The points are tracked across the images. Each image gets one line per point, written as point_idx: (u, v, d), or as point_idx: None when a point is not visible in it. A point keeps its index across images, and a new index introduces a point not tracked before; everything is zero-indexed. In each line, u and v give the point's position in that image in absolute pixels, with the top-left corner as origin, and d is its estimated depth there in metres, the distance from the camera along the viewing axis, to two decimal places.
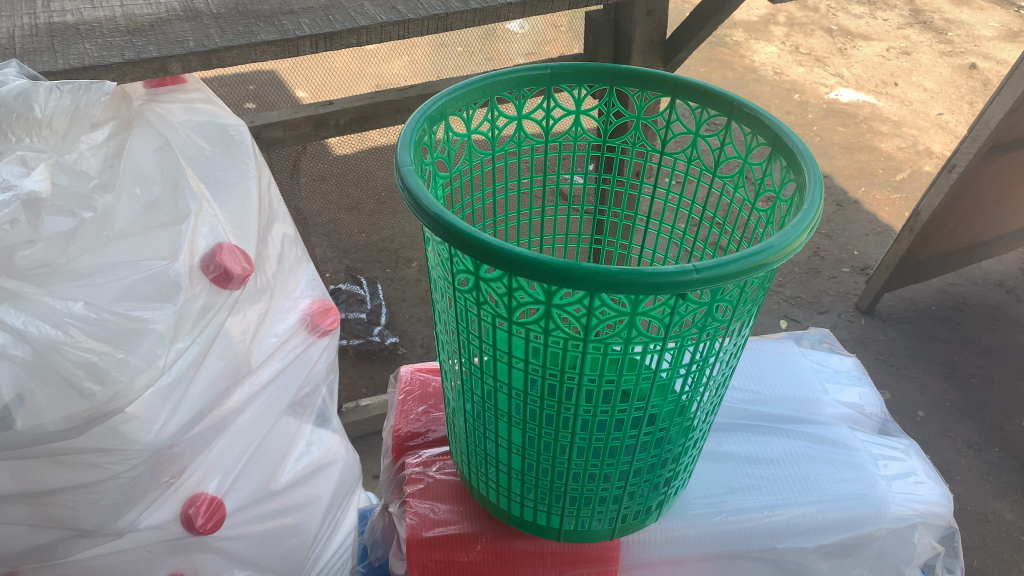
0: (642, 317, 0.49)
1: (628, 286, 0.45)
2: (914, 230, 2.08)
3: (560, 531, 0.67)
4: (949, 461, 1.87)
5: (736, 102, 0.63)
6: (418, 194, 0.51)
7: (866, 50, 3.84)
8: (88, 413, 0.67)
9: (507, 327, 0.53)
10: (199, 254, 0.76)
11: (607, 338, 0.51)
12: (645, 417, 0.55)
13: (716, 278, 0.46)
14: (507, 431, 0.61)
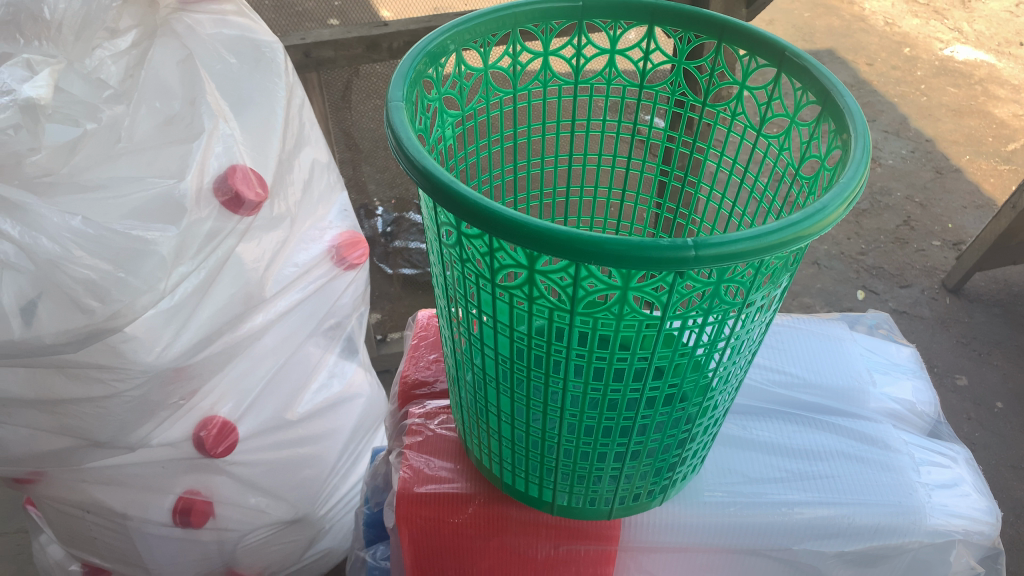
0: (635, 292, 0.43)
1: (615, 260, 0.39)
2: (1017, 207, 1.92)
3: (554, 505, 0.63)
4: (1023, 457, 1.73)
5: (788, 51, 0.57)
6: (404, 138, 0.46)
7: (993, 4, 3.51)
8: (87, 328, 0.65)
9: (490, 290, 0.48)
10: (210, 174, 0.72)
11: (597, 312, 0.45)
12: (639, 403, 0.49)
13: (722, 258, 0.39)
14: (496, 399, 0.56)
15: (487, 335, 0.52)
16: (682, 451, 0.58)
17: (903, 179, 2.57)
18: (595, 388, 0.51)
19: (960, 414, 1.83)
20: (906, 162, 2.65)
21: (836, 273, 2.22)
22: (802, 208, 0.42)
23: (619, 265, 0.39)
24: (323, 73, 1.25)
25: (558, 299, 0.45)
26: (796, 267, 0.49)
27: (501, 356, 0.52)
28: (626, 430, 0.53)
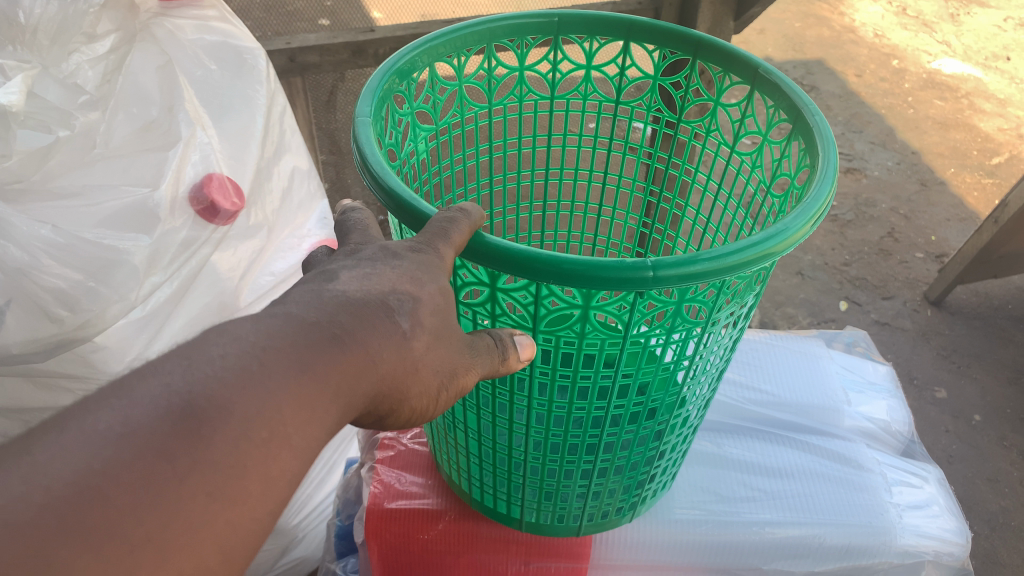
0: (596, 311, 0.44)
1: (576, 281, 0.39)
2: (998, 222, 1.94)
3: (523, 521, 0.63)
4: (998, 471, 1.74)
5: (760, 70, 0.57)
6: (367, 155, 0.47)
7: (982, 18, 3.54)
8: (57, 338, 0.65)
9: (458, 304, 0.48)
10: (187, 183, 0.74)
11: (560, 329, 0.45)
12: (602, 423, 0.49)
13: (683, 278, 0.39)
14: (463, 416, 0.56)
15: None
16: (649, 470, 0.58)
17: (888, 192, 2.59)
18: (560, 406, 0.51)
19: (938, 426, 1.84)
20: (892, 173, 2.67)
21: (820, 284, 2.23)
22: (766, 228, 0.42)
23: (577, 284, 0.39)
24: (307, 78, 1.24)
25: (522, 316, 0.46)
26: (762, 284, 0.49)
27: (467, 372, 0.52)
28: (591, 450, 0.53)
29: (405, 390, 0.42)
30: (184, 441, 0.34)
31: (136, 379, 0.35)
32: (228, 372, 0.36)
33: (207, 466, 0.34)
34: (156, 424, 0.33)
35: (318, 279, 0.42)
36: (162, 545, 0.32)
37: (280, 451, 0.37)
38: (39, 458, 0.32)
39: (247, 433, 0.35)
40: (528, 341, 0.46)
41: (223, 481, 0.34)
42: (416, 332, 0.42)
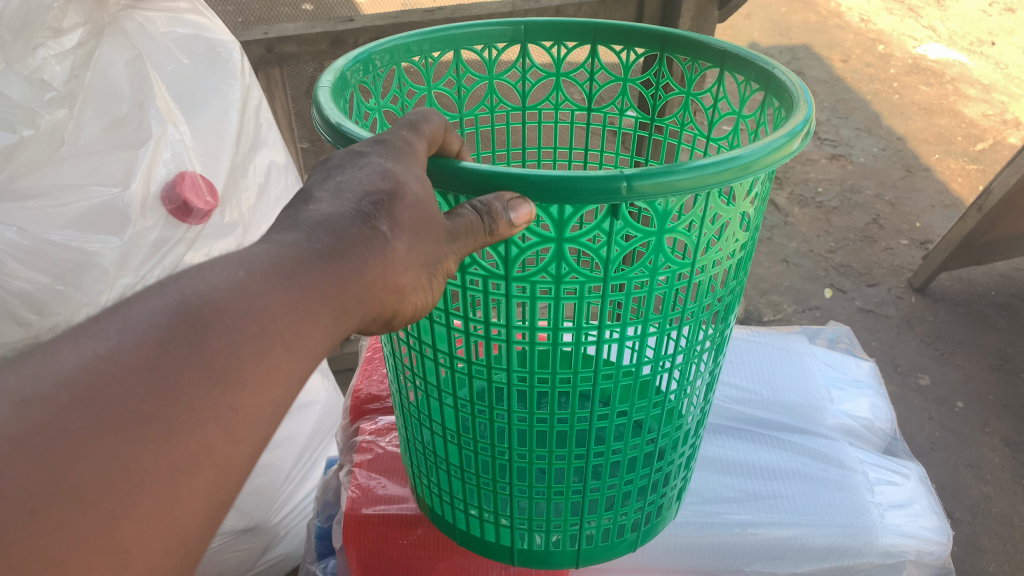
0: (571, 244, 0.42)
1: (552, 193, 0.38)
2: (982, 209, 1.94)
3: (516, 546, 0.58)
4: (981, 457, 1.74)
5: (727, 52, 0.59)
6: (327, 113, 0.46)
7: (968, 3, 3.53)
8: (25, 343, 0.63)
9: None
10: (158, 181, 0.72)
11: (532, 276, 0.43)
12: (591, 394, 0.46)
13: (662, 187, 0.38)
14: (439, 411, 0.53)
15: (424, 331, 0.50)
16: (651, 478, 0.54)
17: (873, 178, 2.60)
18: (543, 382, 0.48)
19: (921, 414, 1.84)
20: (877, 160, 2.67)
21: (805, 271, 2.24)
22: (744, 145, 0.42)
23: (553, 198, 0.38)
24: (287, 68, 1.22)
25: (492, 268, 0.45)
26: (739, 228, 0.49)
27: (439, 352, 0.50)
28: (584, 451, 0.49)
29: (399, 288, 0.40)
30: (180, 334, 0.33)
31: (136, 297, 0.34)
32: (216, 277, 0.35)
33: (197, 358, 0.33)
34: (156, 330, 0.33)
35: (292, 205, 0.41)
36: (128, 478, 0.31)
37: (271, 352, 0.35)
38: (46, 354, 0.32)
39: (249, 339, 0.35)
40: (520, 200, 0.39)
41: (220, 377, 0.34)
42: (397, 232, 0.40)
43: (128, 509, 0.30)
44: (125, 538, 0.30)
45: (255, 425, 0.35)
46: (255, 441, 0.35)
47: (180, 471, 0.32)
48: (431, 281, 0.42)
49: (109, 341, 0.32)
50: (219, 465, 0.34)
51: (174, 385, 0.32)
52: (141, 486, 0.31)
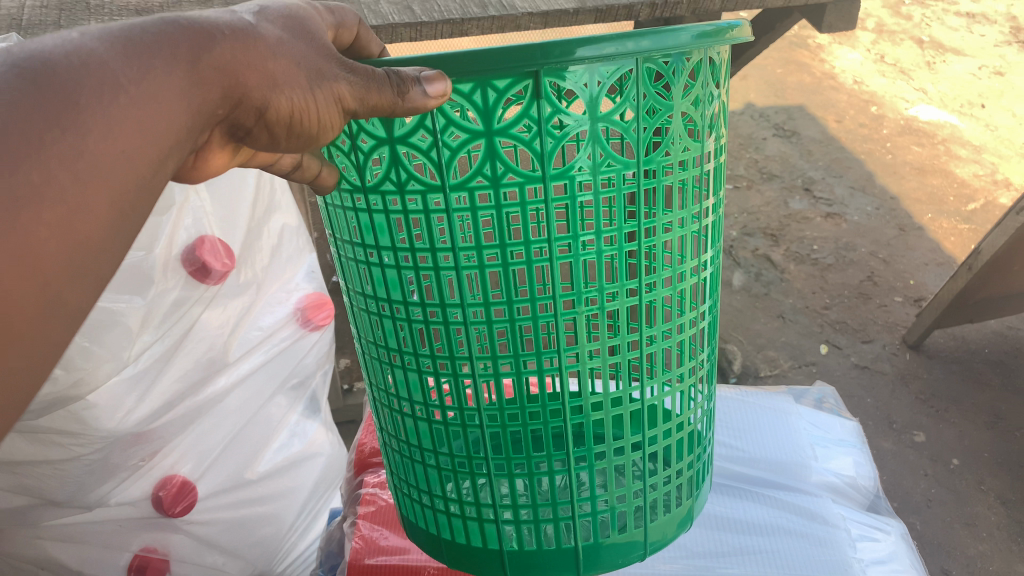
0: (500, 136, 0.41)
1: (472, 62, 0.39)
2: (972, 269, 1.98)
3: (505, 548, 0.51)
4: (976, 516, 1.74)
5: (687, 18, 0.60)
6: None
7: (958, 65, 3.63)
8: (51, 397, 0.67)
9: (365, 207, 0.46)
10: (179, 245, 0.77)
11: (468, 181, 0.42)
12: (558, 313, 0.42)
13: (588, 48, 0.39)
14: (404, 382, 0.50)
15: (374, 283, 0.48)
16: (645, 444, 0.48)
17: (867, 236, 2.65)
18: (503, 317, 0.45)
19: (916, 471, 1.86)
20: (871, 219, 2.74)
21: (801, 327, 2.28)
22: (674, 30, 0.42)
23: (470, 68, 0.39)
24: None
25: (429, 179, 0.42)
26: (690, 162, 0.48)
27: (392, 302, 0.48)
28: (563, 404, 0.45)
29: (262, 94, 0.41)
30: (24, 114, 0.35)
31: None
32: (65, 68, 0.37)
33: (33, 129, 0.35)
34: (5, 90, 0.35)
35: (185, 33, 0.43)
36: None
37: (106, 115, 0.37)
38: None
39: (93, 93, 0.37)
40: (434, 72, 0.39)
41: (66, 121, 0.36)
42: (263, 24, 0.41)
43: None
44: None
45: (111, 177, 0.37)
46: (110, 193, 0.37)
47: (30, 201, 0.34)
48: (316, 97, 0.41)
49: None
50: (69, 204, 0.36)
51: (15, 127, 0.34)
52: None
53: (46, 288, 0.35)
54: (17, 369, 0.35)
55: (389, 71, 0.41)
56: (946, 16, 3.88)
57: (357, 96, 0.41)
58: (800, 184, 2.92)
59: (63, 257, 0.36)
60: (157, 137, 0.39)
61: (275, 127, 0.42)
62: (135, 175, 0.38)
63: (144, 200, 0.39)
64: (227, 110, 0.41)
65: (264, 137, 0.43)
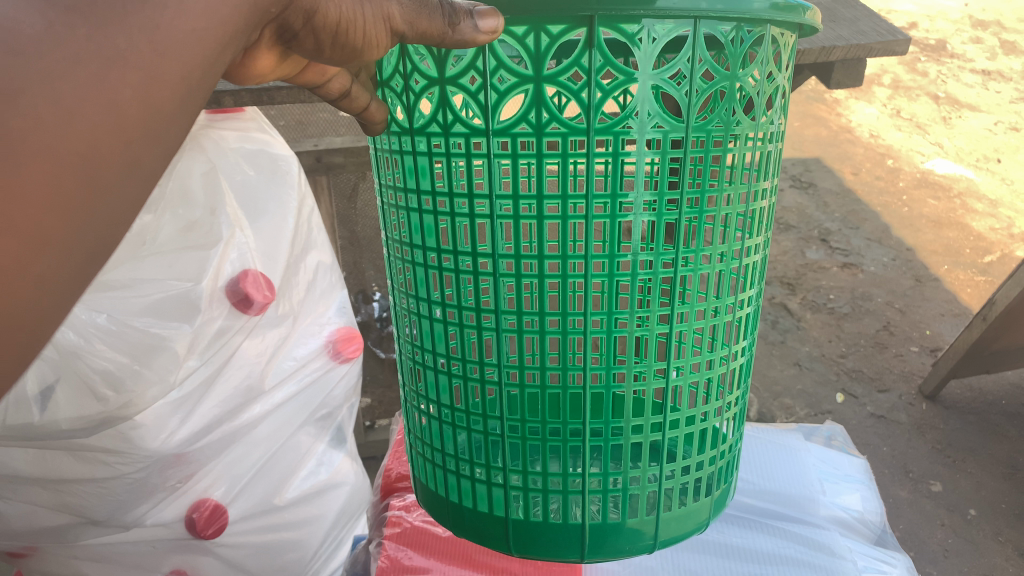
0: (547, 85, 0.41)
1: (538, 7, 0.40)
2: (987, 318, 2.00)
3: (510, 518, 0.52)
4: (993, 566, 1.74)
5: None
6: None
7: (974, 121, 3.68)
8: (101, 416, 0.71)
9: (411, 149, 0.47)
10: (224, 278, 0.83)
11: (512, 127, 0.42)
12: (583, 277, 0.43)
13: (657, 7, 0.39)
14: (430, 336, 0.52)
15: (413, 230, 0.50)
16: (665, 428, 0.48)
17: (883, 286, 2.68)
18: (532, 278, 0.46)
19: (933, 520, 1.85)
20: (887, 269, 2.77)
21: (817, 375, 2.30)
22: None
23: (522, 8, 0.40)
24: (332, 175, 1.37)
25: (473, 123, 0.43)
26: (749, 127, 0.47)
27: (427, 249, 0.49)
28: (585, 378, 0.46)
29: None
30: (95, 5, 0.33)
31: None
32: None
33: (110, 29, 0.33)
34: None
35: None
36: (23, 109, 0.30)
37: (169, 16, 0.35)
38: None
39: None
40: (489, 8, 0.40)
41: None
42: None
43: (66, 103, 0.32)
44: (63, 123, 0.32)
45: (189, 53, 0.36)
46: (184, 66, 0.36)
47: (112, 65, 0.34)
48: (365, 11, 0.43)
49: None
50: (149, 72, 0.35)
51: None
52: (70, 77, 0.32)
53: (124, 147, 0.35)
54: (96, 226, 0.35)
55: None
56: (961, 72, 4.01)
57: (408, 19, 0.43)
58: (816, 235, 2.96)
59: (140, 118, 0.35)
60: (224, 19, 0.38)
61: (321, 34, 0.45)
62: (208, 53, 0.37)
63: (212, 76, 0.38)
64: (280, 10, 0.42)
65: (308, 41, 0.45)
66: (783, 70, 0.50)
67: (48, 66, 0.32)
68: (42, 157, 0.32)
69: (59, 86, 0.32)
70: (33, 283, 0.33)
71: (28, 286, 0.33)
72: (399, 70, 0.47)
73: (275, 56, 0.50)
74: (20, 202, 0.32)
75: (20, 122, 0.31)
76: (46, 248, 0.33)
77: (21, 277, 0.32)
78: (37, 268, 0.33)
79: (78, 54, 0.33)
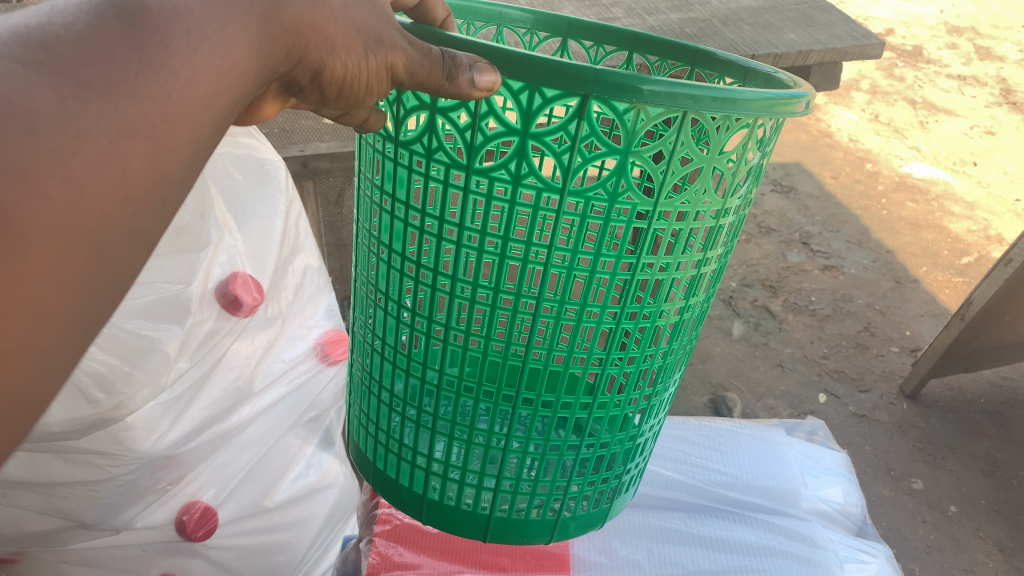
0: (533, 142, 0.46)
1: (545, 75, 0.44)
2: (965, 318, 2.04)
3: (427, 496, 0.62)
4: (975, 562, 1.77)
5: (752, 67, 0.66)
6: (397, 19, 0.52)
7: (950, 125, 3.75)
8: (92, 418, 0.72)
9: (394, 159, 0.53)
10: (213, 280, 0.84)
11: (492, 170, 0.48)
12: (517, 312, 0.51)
13: (659, 95, 0.44)
14: (386, 324, 0.60)
15: (383, 229, 0.57)
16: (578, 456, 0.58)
17: (864, 288, 2.72)
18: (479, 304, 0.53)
19: (916, 517, 1.87)
20: (868, 271, 2.80)
21: (800, 375, 2.32)
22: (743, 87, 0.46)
23: (522, 73, 0.45)
24: (318, 181, 1.38)
25: (455, 156, 0.49)
26: (710, 202, 0.52)
27: (393, 250, 0.56)
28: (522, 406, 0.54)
29: (309, 52, 0.46)
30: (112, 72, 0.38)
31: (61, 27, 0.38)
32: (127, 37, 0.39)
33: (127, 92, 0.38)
34: (96, 27, 0.38)
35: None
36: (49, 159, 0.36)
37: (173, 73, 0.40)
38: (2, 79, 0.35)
39: (179, 37, 0.41)
40: (486, 66, 0.45)
41: (152, 57, 0.39)
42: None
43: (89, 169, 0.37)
44: (84, 185, 0.37)
45: (191, 114, 0.41)
46: (188, 131, 0.41)
47: (122, 137, 0.38)
48: (368, 61, 0.48)
49: (49, 26, 0.38)
50: (156, 140, 0.40)
51: (114, 66, 0.38)
52: (87, 145, 0.37)
53: (131, 220, 0.39)
54: (95, 301, 0.39)
55: (442, 51, 0.46)
56: (937, 78, 4.09)
57: (409, 68, 0.47)
58: (799, 238, 2.98)
59: (145, 190, 0.40)
60: (229, 82, 0.43)
61: (326, 88, 0.49)
62: (206, 117, 0.42)
63: (214, 137, 0.44)
64: (287, 68, 0.47)
65: (314, 95, 0.50)
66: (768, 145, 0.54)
67: (62, 141, 0.36)
68: (69, 214, 0.36)
69: (71, 162, 0.36)
70: (33, 361, 0.36)
71: (31, 360, 0.36)
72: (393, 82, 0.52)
73: (280, 101, 0.53)
74: (32, 282, 0.35)
75: (54, 189, 0.36)
76: (49, 325, 0.37)
77: (25, 355, 0.36)
78: (38, 343, 0.36)
79: (89, 127, 0.37)
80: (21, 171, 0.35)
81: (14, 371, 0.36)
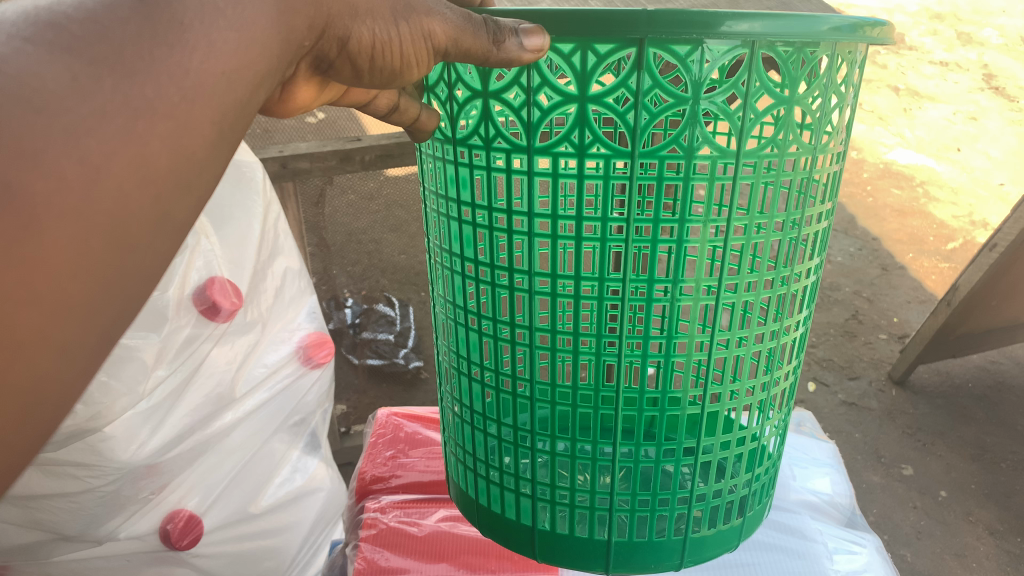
0: (592, 106, 0.41)
1: (582, 25, 0.39)
2: (950, 304, 2.03)
3: (538, 524, 0.56)
4: (965, 545, 1.76)
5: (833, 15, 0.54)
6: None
7: (933, 112, 3.76)
8: (70, 429, 0.71)
9: (454, 159, 0.49)
10: (191, 285, 0.83)
11: (554, 146, 0.43)
12: (621, 304, 0.45)
13: (724, 32, 0.38)
14: (466, 341, 0.54)
15: (453, 238, 0.52)
16: (695, 452, 0.51)
17: (851, 276, 2.74)
18: (564, 297, 0.48)
19: (905, 503, 1.88)
20: (854, 259, 2.83)
21: None
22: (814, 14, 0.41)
23: (570, 29, 0.40)
24: (299, 182, 1.37)
25: (514, 139, 0.44)
26: (803, 150, 0.46)
27: (464, 259, 0.51)
28: (619, 396, 0.48)
29: (336, 17, 0.41)
30: (134, 50, 0.34)
31: (70, 6, 0.33)
32: (142, 14, 0.34)
33: (147, 78, 0.34)
34: (107, 5, 0.34)
35: None
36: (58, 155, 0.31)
37: (194, 53, 0.35)
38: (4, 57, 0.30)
39: (196, 9, 0.36)
40: (533, 26, 0.40)
41: (169, 33, 0.35)
42: None
43: (103, 146, 0.32)
44: (91, 172, 0.32)
45: (213, 96, 0.36)
46: (211, 112, 0.36)
47: (140, 116, 0.33)
48: (401, 30, 0.43)
49: (58, 5, 0.33)
50: (177, 122, 0.35)
51: (126, 42, 0.33)
52: (101, 126, 0.32)
53: (155, 205, 0.35)
54: (118, 302, 0.34)
55: (485, 16, 0.42)
56: (920, 64, 4.12)
57: (451, 35, 0.43)
58: None
59: (167, 175, 0.35)
60: (257, 58, 0.38)
61: (358, 59, 0.44)
62: (232, 96, 0.37)
63: (241, 118, 0.39)
64: (312, 40, 0.41)
65: (346, 70, 0.45)
66: (851, 88, 0.49)
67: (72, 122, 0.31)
68: (72, 202, 0.32)
69: (86, 142, 0.32)
70: (46, 347, 0.32)
71: (51, 357, 0.32)
72: (444, 79, 0.48)
73: (314, 85, 0.49)
74: (25, 277, 0.31)
75: (41, 187, 0.31)
76: (64, 319, 0.33)
77: (29, 345, 0.32)
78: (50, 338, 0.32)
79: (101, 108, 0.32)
80: (30, 157, 0.31)
81: (21, 366, 0.31)
